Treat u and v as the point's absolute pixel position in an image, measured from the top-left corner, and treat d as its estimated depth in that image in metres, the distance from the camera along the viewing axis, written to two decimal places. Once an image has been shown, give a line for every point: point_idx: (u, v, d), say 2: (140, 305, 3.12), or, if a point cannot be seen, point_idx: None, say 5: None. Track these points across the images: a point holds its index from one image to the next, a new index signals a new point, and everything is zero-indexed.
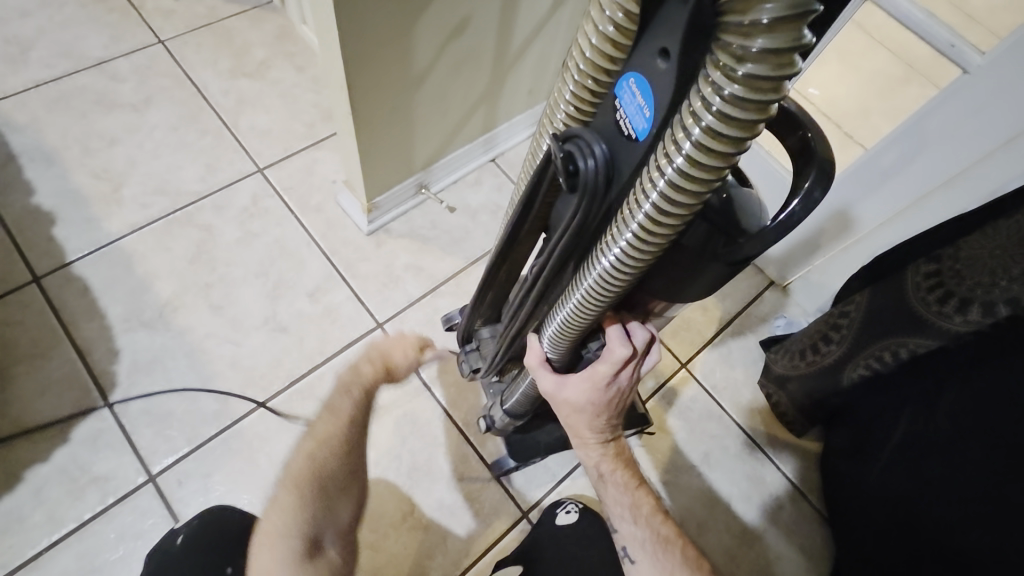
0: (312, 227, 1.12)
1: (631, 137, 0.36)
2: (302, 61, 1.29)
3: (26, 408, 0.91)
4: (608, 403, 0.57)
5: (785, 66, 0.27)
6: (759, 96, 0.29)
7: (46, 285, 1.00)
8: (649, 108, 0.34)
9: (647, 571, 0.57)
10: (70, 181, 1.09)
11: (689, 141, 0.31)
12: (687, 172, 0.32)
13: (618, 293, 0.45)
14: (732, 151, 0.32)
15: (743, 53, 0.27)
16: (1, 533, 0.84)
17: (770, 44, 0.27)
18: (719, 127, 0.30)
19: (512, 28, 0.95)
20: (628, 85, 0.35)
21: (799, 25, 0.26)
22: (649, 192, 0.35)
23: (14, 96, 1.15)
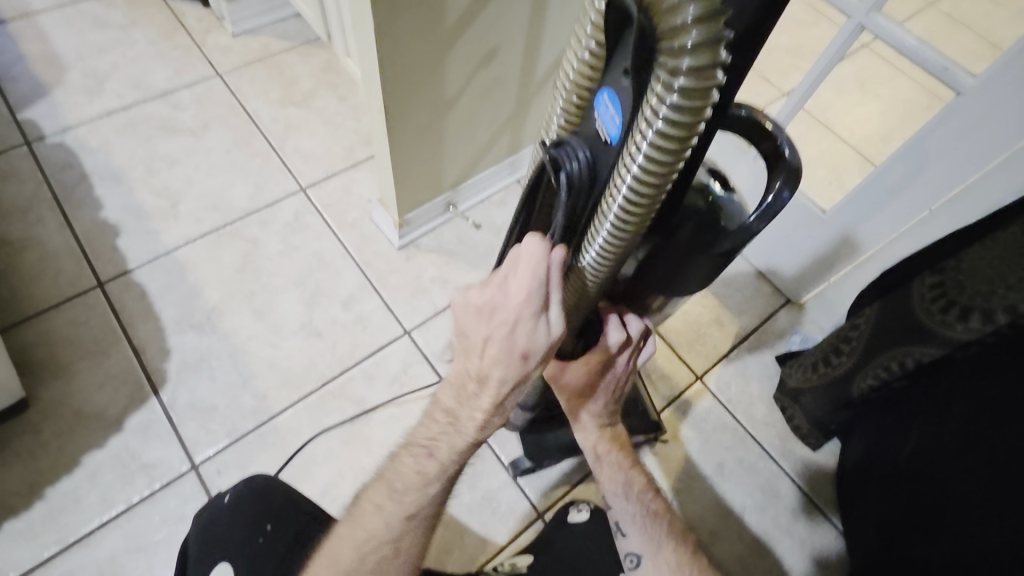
0: (347, 241, 1.21)
1: (607, 142, 0.42)
2: (344, 92, 1.41)
3: (86, 399, 1.00)
4: (605, 386, 0.62)
5: (707, 78, 0.33)
6: (692, 102, 0.34)
7: (109, 289, 1.11)
8: (619, 117, 0.40)
9: (637, 544, 0.60)
10: (134, 197, 1.21)
11: (645, 141, 0.37)
12: (646, 168, 0.38)
13: (607, 280, 0.51)
14: (680, 149, 0.37)
15: (676, 69, 0.33)
16: (59, 511, 0.91)
17: (694, 61, 0.32)
18: (667, 130, 0.36)
19: (535, 57, 1.03)
20: (602, 99, 0.41)
21: (715, 46, 0.32)
22: (620, 187, 0.41)
23: (90, 122, 1.29)
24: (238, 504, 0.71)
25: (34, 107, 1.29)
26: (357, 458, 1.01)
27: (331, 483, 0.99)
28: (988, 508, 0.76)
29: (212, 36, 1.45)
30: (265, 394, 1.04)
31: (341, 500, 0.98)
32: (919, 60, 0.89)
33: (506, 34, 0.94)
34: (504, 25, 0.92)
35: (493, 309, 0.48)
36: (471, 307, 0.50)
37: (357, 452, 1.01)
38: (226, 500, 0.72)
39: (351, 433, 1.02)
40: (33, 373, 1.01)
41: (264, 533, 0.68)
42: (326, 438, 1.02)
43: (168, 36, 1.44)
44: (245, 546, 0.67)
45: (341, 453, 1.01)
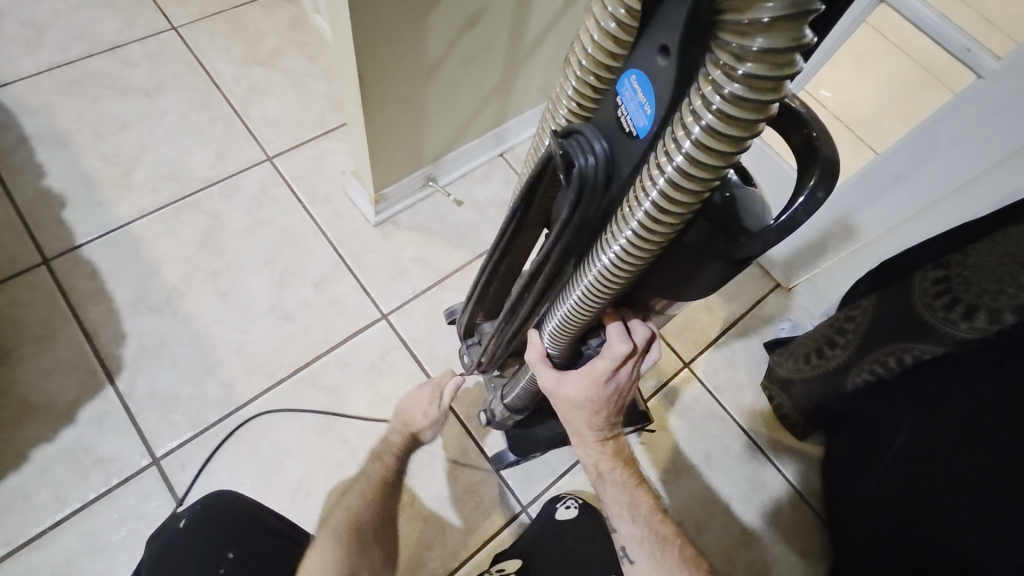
0: (319, 217, 1.13)
1: (632, 135, 0.36)
2: (314, 51, 1.29)
3: (32, 389, 0.92)
4: (608, 400, 0.57)
5: (784, 65, 0.27)
6: (758, 96, 0.28)
7: (56, 267, 1.01)
8: (650, 106, 0.33)
9: (646, 571, 0.57)
10: (81, 164, 1.10)
11: (688, 140, 0.31)
12: (686, 171, 0.32)
13: (618, 290, 0.45)
14: (730, 151, 0.31)
15: (742, 52, 0.27)
16: (6, 510, 0.85)
17: (770, 43, 0.26)
18: (718, 127, 0.30)
19: (526, 23, 0.95)
20: (629, 82, 0.35)
21: (800, 24, 0.26)
22: (648, 191, 0.35)
23: (28, 78, 1.16)
24: (200, 525, 0.67)
25: None
26: (331, 450, 0.96)
27: (305, 477, 0.94)
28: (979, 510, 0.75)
29: None
30: (231, 382, 0.98)
31: (316, 495, 0.93)
32: (940, 37, 0.85)
33: None
34: None
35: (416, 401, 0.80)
36: (407, 404, 0.81)
37: (332, 445, 0.96)
38: (182, 523, 0.67)
39: (325, 424, 0.97)
40: None
41: (225, 563, 0.65)
42: (298, 430, 0.96)
43: None
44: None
45: (314, 446, 0.96)
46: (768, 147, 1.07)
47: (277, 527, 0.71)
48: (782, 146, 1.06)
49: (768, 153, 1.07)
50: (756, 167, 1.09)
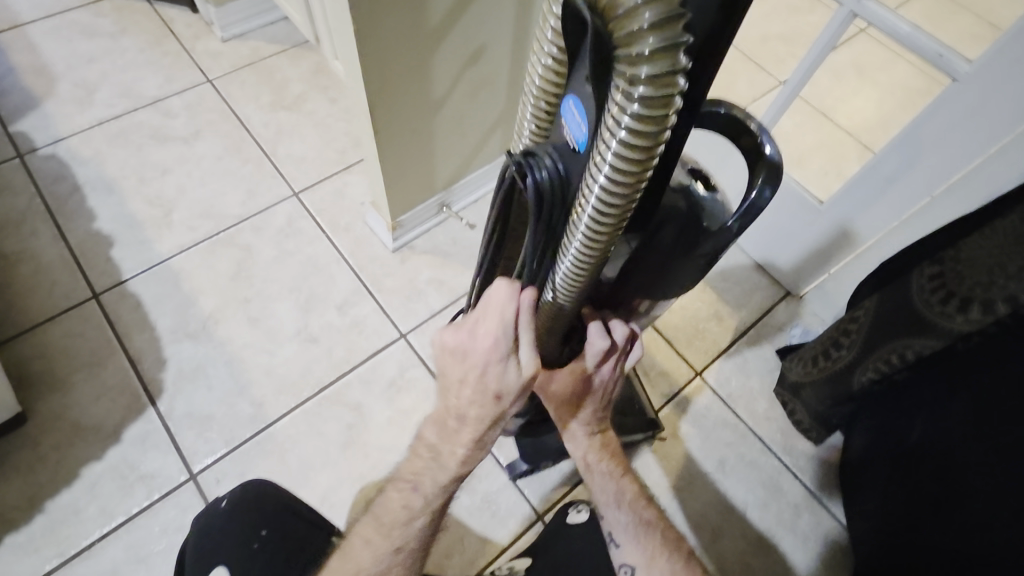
0: (340, 245, 1.20)
1: (575, 149, 0.41)
2: (334, 94, 1.40)
3: (83, 410, 1.00)
4: (593, 395, 0.61)
5: (669, 86, 0.32)
6: (654, 112, 0.33)
7: (104, 300, 1.11)
8: (584, 124, 0.39)
9: (632, 555, 0.59)
10: (126, 207, 1.21)
11: (610, 152, 0.36)
12: (613, 178, 0.37)
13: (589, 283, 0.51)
14: (645, 159, 0.36)
15: (634, 78, 0.32)
16: (59, 524, 0.92)
17: (653, 69, 0.31)
18: (630, 141, 0.35)
19: (522, 55, 1.02)
20: (568, 106, 0.40)
21: (675, 53, 0.31)
22: (590, 195, 0.40)
23: (81, 133, 1.29)
24: (233, 512, 0.73)
25: (25, 119, 1.29)
26: (355, 464, 1.01)
27: (330, 490, 0.99)
28: (993, 512, 0.75)
29: (202, 42, 1.45)
30: (262, 401, 1.04)
31: (341, 506, 0.98)
32: (913, 45, 0.87)
33: (492, 33, 0.93)
34: (489, 24, 0.91)
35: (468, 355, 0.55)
36: (443, 349, 0.57)
37: (355, 459, 1.01)
38: (224, 505, 0.74)
39: (349, 438, 1.02)
40: (30, 387, 1.02)
41: (258, 539, 0.72)
42: (324, 445, 1.02)
43: (157, 43, 1.43)
44: (241, 551, 0.70)
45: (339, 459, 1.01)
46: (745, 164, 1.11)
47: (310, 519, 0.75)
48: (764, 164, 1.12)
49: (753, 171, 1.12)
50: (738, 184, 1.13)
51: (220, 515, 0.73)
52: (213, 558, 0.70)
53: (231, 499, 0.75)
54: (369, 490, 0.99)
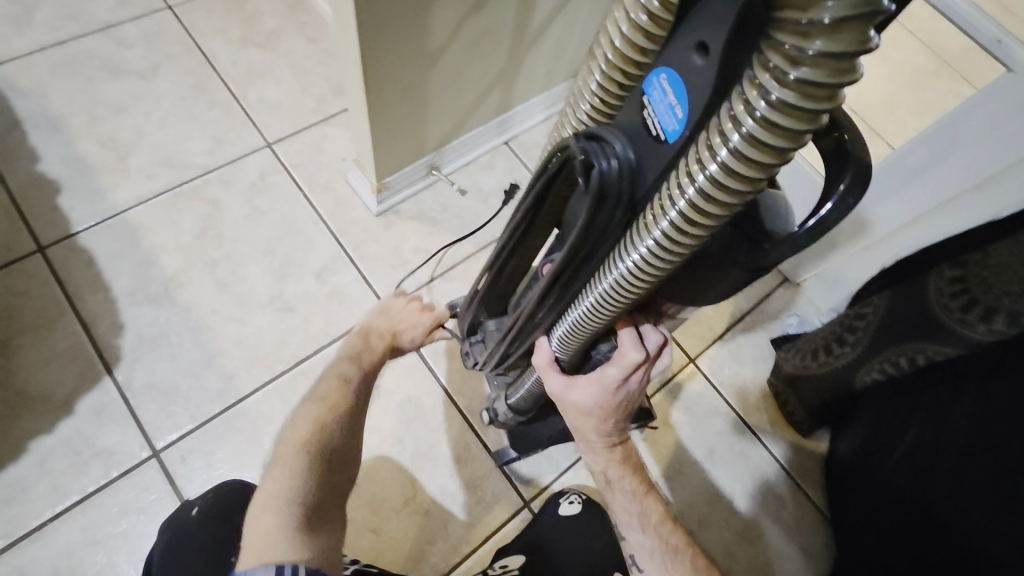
0: (319, 205, 1.10)
1: (660, 138, 0.33)
2: (313, 33, 1.25)
3: (30, 378, 0.91)
4: (619, 408, 0.56)
5: (846, 72, 0.25)
6: (813, 103, 0.26)
7: (51, 255, 0.99)
8: (684, 109, 0.31)
9: None
10: (76, 149, 1.07)
11: (726, 148, 0.29)
12: (720, 181, 0.30)
13: (637, 299, 0.43)
14: (776, 162, 0.29)
15: (798, 56, 0.25)
16: (5, 502, 0.84)
17: (830, 46, 0.24)
18: (760, 134, 0.27)
19: (535, 5, 0.91)
20: (660, 81, 0.32)
21: (865, 27, 0.24)
22: (676, 200, 0.33)
23: (19, 59, 1.12)
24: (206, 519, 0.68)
25: None
26: None
27: None
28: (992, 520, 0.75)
29: None
30: (231, 374, 0.96)
31: None
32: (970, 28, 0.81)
33: None
34: None
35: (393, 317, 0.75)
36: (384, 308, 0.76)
37: None
38: (194, 511, 0.69)
39: None
40: None
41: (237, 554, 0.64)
42: None
43: None
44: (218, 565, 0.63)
45: None
46: (805, 162, 1.08)
47: None
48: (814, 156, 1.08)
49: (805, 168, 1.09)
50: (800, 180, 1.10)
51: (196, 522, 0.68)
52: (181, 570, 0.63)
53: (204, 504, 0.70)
54: None
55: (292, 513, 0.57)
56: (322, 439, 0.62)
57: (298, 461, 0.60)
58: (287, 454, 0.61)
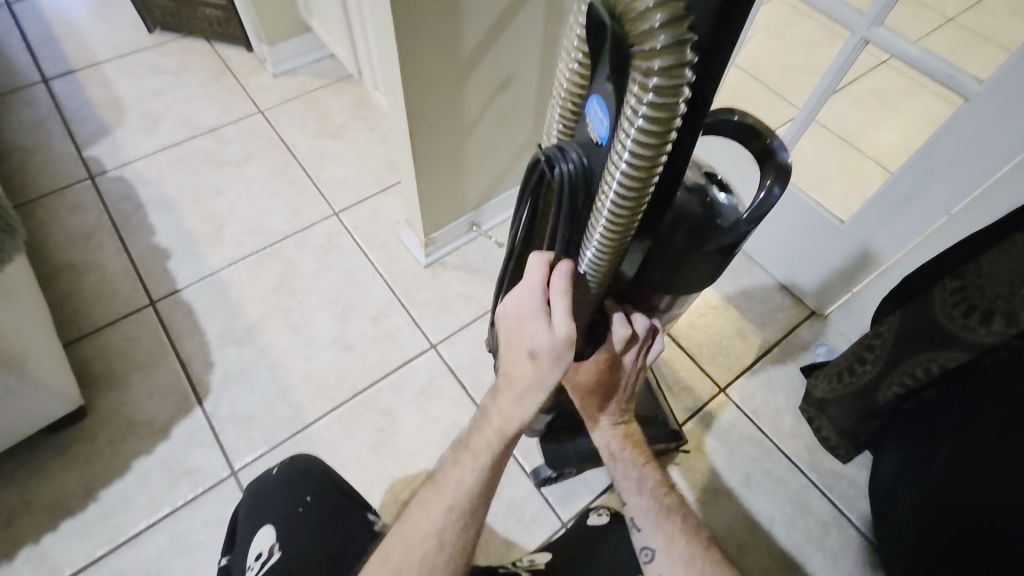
0: (376, 260, 1.28)
1: (597, 142, 0.47)
2: (374, 123, 1.50)
3: (136, 408, 1.07)
4: (616, 383, 0.67)
5: (678, 77, 0.37)
6: (666, 100, 0.38)
7: (160, 307, 1.19)
8: (606, 119, 0.45)
9: (651, 537, 0.62)
10: (183, 223, 1.31)
11: (629, 139, 0.41)
12: (632, 163, 0.42)
13: (612, 268, 0.55)
14: (660, 143, 0.41)
15: (648, 70, 0.37)
16: (109, 512, 0.98)
17: (665, 62, 0.36)
18: (646, 126, 0.40)
19: (551, 82, 1.09)
20: (592, 105, 0.46)
21: (683, 48, 0.36)
22: (611, 183, 0.45)
23: (145, 157, 1.41)
24: (285, 478, 0.77)
25: (97, 145, 1.42)
26: (386, 466, 1.05)
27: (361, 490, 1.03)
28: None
29: (255, 77, 1.58)
30: (300, 404, 1.10)
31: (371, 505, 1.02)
32: (923, 69, 0.91)
33: (522, 62, 1.01)
34: (517, 55, 0.98)
35: (516, 318, 0.57)
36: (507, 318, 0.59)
37: (386, 461, 1.05)
38: (274, 471, 0.79)
39: (380, 442, 1.07)
40: (89, 385, 1.09)
41: (304, 504, 0.74)
42: (357, 447, 1.07)
43: (216, 78, 1.57)
44: (287, 513, 0.73)
45: (370, 460, 1.06)
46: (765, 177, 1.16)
47: (346, 491, 0.79)
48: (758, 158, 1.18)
49: (799, 198, 1.20)
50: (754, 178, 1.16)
51: (274, 482, 0.77)
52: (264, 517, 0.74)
53: (283, 466, 0.79)
54: (398, 492, 1.03)
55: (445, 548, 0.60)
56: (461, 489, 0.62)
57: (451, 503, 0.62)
58: (436, 492, 0.63)
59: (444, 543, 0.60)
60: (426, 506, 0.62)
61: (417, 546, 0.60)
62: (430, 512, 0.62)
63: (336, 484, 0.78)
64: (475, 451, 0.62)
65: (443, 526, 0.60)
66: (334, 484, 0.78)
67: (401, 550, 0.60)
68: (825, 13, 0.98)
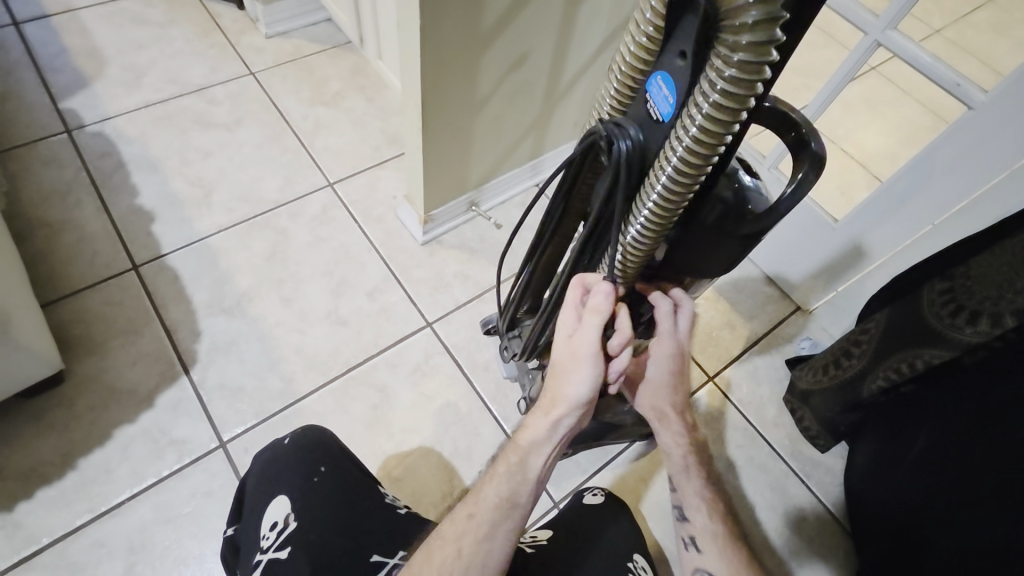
0: (372, 234, 1.25)
1: (659, 120, 0.48)
2: (371, 94, 1.46)
3: (118, 375, 1.03)
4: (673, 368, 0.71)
5: (763, 53, 0.38)
6: (747, 77, 0.39)
7: (143, 272, 1.14)
8: (672, 96, 0.45)
9: (699, 530, 0.73)
10: (169, 185, 1.26)
11: (701, 116, 0.43)
12: (700, 139, 0.44)
13: (655, 247, 0.57)
14: (731, 121, 0.42)
15: (735, 45, 0.38)
16: (90, 482, 0.94)
17: (754, 37, 0.37)
18: (722, 102, 0.41)
19: (564, 62, 1.08)
20: (656, 81, 0.46)
21: (773, 25, 0.37)
22: (673, 160, 0.47)
23: (128, 113, 1.33)
24: (297, 448, 0.84)
25: (74, 97, 1.33)
26: (380, 443, 1.04)
27: None
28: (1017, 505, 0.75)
29: (246, 37, 1.51)
30: (292, 377, 1.08)
31: None
32: (932, 75, 0.94)
33: (539, 39, 0.99)
34: (535, 32, 0.97)
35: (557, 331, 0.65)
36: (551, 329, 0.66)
37: (380, 437, 1.05)
38: (286, 442, 0.85)
39: (373, 418, 1.06)
40: (67, 350, 1.04)
41: (318, 474, 0.81)
42: (350, 422, 1.05)
43: (204, 35, 1.49)
44: (303, 483, 0.80)
45: (363, 436, 1.04)
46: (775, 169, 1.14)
47: (352, 461, 0.85)
48: (763, 145, 1.18)
49: None
50: (772, 159, 1.13)
51: (285, 453, 0.84)
52: (279, 486, 0.80)
53: (293, 439, 0.86)
54: (391, 468, 1.02)
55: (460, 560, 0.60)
56: (484, 505, 0.64)
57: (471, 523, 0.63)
58: (461, 510, 0.65)
59: (464, 558, 0.60)
60: (452, 516, 0.65)
61: (440, 558, 0.60)
62: (454, 529, 0.63)
63: (347, 455, 0.85)
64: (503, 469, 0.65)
65: (460, 539, 0.62)
66: (344, 453, 0.85)
67: (425, 561, 0.61)
68: (841, 13, 0.99)
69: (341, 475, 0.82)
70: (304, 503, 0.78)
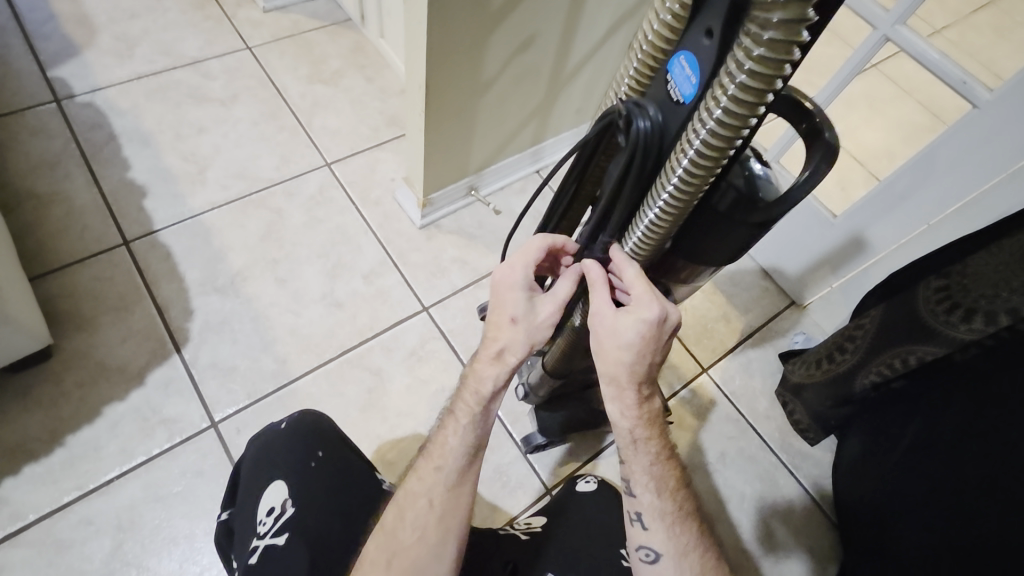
0: (369, 217, 1.24)
1: (679, 101, 0.47)
2: (371, 73, 1.43)
3: (108, 352, 1.01)
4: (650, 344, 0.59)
5: (794, 32, 0.38)
6: (775, 56, 0.39)
7: (135, 248, 1.12)
8: (695, 77, 0.45)
9: (660, 539, 0.63)
10: (161, 160, 1.23)
11: (726, 95, 0.42)
12: (723, 120, 0.44)
13: (668, 230, 0.57)
14: (757, 101, 0.42)
15: (765, 23, 0.38)
16: (77, 459, 0.92)
17: (785, 15, 0.37)
18: (748, 82, 0.41)
19: (571, 46, 1.07)
20: (679, 61, 0.46)
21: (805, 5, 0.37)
22: (694, 141, 0.46)
23: (119, 84, 1.30)
24: (294, 432, 0.82)
25: (64, 65, 1.29)
26: (373, 426, 1.04)
27: None
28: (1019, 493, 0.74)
29: (243, 11, 1.47)
30: (286, 358, 1.06)
31: None
32: (939, 71, 0.94)
33: (547, 21, 0.97)
34: (543, 13, 0.95)
35: (505, 289, 0.62)
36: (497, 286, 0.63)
37: (374, 420, 1.04)
38: (283, 424, 0.84)
39: (368, 401, 1.05)
40: (55, 324, 1.02)
41: (316, 458, 0.80)
42: (344, 405, 1.04)
43: (200, 7, 1.46)
44: (300, 467, 0.79)
45: (357, 420, 1.04)
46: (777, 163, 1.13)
47: (351, 446, 0.84)
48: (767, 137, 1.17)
49: None
50: (775, 151, 1.12)
51: (280, 435, 0.83)
52: (271, 470, 0.79)
53: (291, 420, 0.85)
54: (385, 452, 1.02)
55: (432, 511, 0.62)
56: (448, 461, 0.64)
57: (439, 478, 0.63)
58: (426, 467, 0.65)
59: (436, 509, 0.62)
60: (418, 472, 0.65)
61: (413, 513, 0.62)
62: (422, 483, 0.64)
63: (346, 442, 0.84)
64: (459, 416, 0.65)
65: (430, 495, 0.63)
66: (343, 439, 0.84)
67: (398, 517, 0.62)
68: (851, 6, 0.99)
69: (337, 462, 0.81)
70: (300, 488, 0.77)
